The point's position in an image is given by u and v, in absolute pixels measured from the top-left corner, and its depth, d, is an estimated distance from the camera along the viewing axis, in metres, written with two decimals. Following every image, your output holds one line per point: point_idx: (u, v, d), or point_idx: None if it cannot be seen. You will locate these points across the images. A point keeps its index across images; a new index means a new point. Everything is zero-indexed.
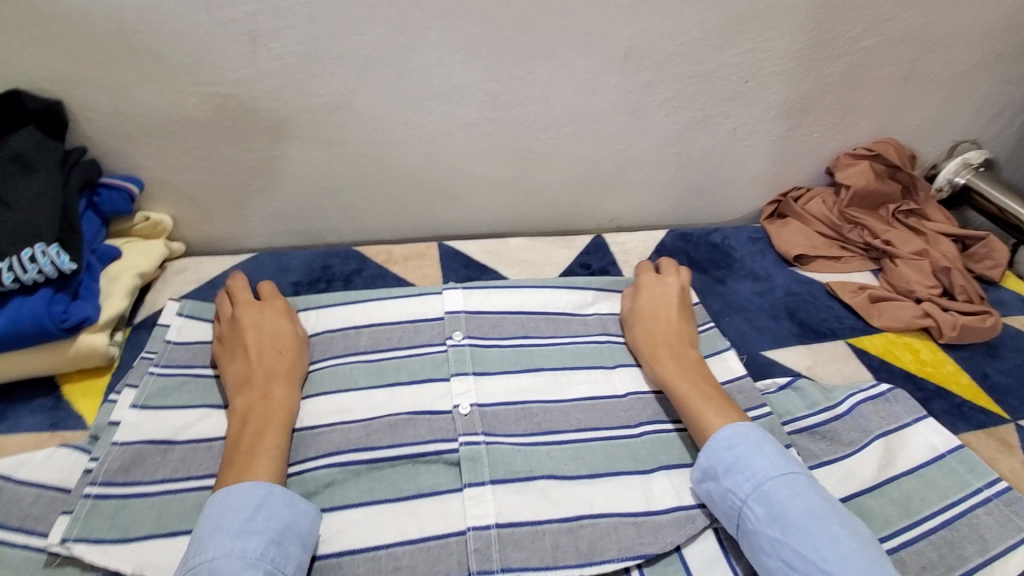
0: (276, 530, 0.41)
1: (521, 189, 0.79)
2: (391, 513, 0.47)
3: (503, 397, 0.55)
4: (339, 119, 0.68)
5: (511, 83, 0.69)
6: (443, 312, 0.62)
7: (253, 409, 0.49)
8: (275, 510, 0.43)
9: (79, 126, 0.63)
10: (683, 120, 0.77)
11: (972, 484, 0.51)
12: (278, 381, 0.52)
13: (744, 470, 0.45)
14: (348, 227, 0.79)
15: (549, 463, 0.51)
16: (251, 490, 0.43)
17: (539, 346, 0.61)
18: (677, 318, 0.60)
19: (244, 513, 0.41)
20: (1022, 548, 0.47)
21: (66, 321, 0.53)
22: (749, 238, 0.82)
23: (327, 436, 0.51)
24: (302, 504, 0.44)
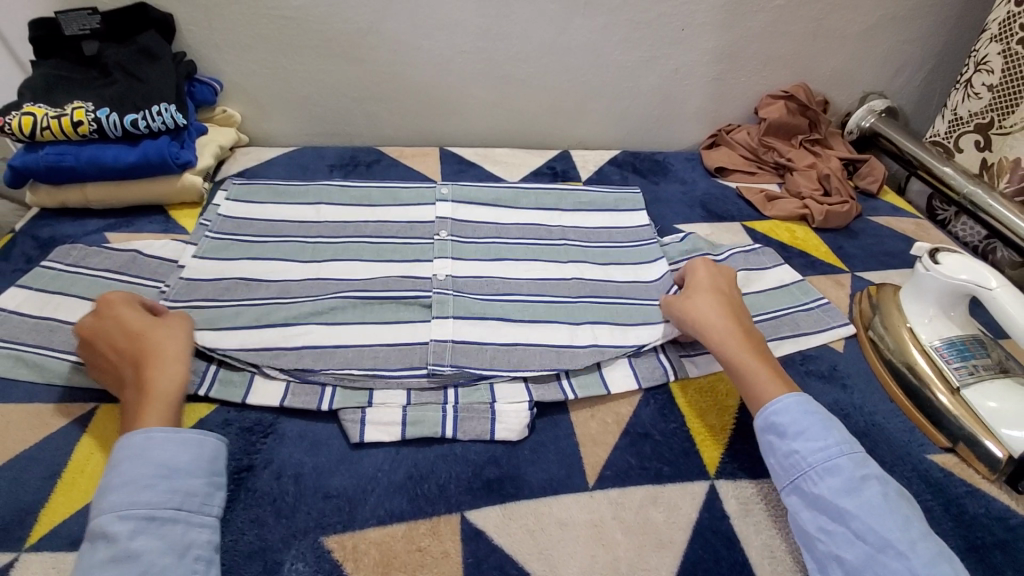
0: (168, 472, 0.43)
1: (506, 110, 1.02)
2: (373, 330, 0.62)
3: (472, 272, 0.72)
4: (368, 42, 0.91)
5: (497, 19, 0.91)
6: (436, 216, 0.80)
7: (138, 399, 0.48)
8: (166, 447, 0.45)
9: (181, 36, 0.87)
10: (634, 59, 0.98)
11: (802, 299, 0.72)
12: (153, 367, 0.50)
13: (818, 440, 0.48)
14: (371, 133, 1.02)
15: (501, 310, 0.65)
16: (134, 444, 0.44)
17: (508, 244, 0.77)
18: (737, 305, 0.61)
19: (133, 465, 0.43)
20: (826, 333, 0.68)
21: (178, 160, 0.78)
22: (685, 159, 1.04)
23: (351, 265, 0.72)
24: (186, 435, 0.46)
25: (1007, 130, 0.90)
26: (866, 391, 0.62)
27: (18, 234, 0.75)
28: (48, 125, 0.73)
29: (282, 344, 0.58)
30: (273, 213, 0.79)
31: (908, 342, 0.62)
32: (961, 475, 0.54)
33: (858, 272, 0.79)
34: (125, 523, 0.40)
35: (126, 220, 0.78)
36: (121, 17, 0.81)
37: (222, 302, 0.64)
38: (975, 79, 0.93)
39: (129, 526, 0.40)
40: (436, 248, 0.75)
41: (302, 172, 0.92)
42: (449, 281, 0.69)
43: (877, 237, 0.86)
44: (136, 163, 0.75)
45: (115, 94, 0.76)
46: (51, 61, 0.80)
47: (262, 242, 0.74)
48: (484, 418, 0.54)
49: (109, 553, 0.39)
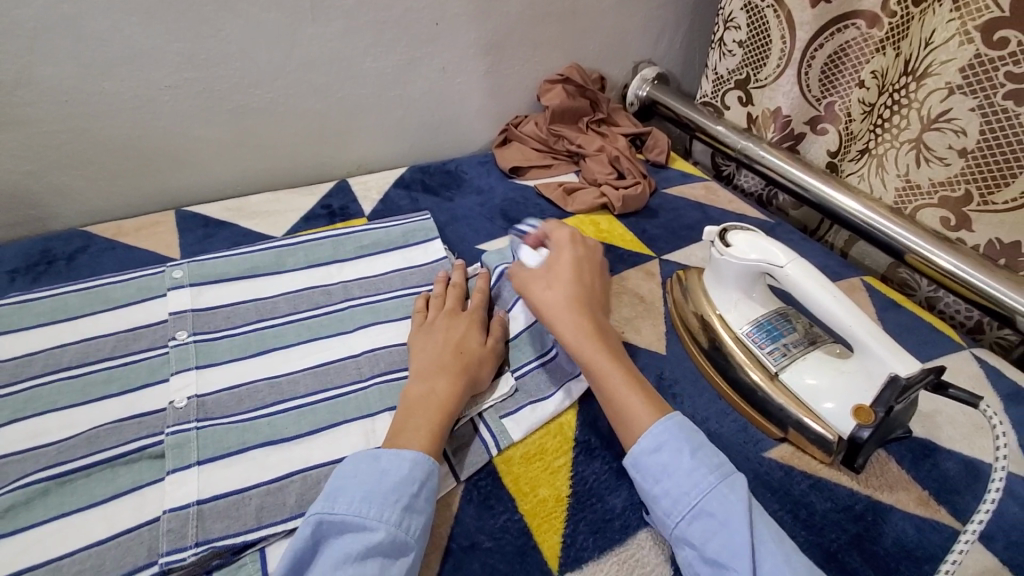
0: (424, 512, 0.43)
1: (255, 148, 0.83)
2: (80, 521, 0.45)
3: (225, 381, 0.55)
4: (19, 96, 0.67)
5: (202, 42, 0.72)
6: (168, 313, 0.61)
7: (423, 401, 0.49)
8: (429, 489, 0.45)
9: None
10: (392, 64, 0.85)
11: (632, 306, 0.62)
12: (443, 373, 0.52)
13: (706, 457, 0.46)
14: (74, 210, 0.77)
15: (268, 430, 0.51)
16: (411, 463, 0.45)
17: (275, 326, 0.61)
18: (592, 295, 0.58)
19: (404, 483, 0.44)
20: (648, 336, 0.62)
21: None
22: (479, 164, 0.95)
23: (41, 421, 0.52)
24: (381, 462, 0.45)
25: (761, 83, 0.92)
26: (695, 395, 0.58)
27: None
28: None
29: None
30: None
31: (722, 331, 0.58)
32: (799, 466, 0.52)
33: (666, 255, 0.76)
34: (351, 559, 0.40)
35: None
36: None
37: None
38: (726, 37, 0.94)
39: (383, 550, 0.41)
40: (172, 360, 0.56)
41: None
42: (191, 406, 0.52)
43: (676, 211, 0.85)
44: None
45: None
46: None
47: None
48: None
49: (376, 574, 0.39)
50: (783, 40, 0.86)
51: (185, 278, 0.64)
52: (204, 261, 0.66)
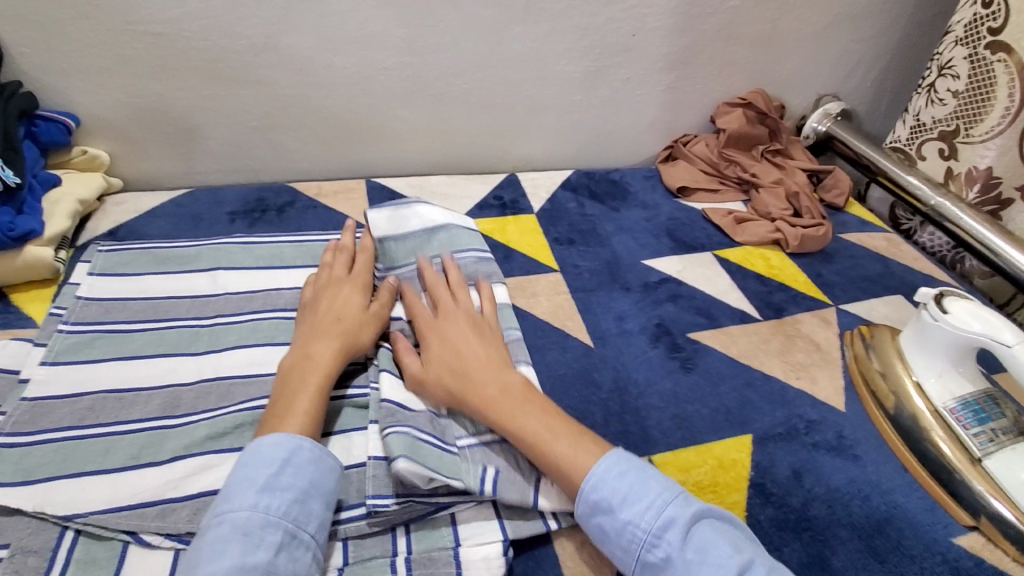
0: (300, 487, 0.43)
1: (441, 132, 0.88)
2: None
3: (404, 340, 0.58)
4: (265, 60, 0.74)
5: (424, 29, 0.77)
6: None
7: (296, 367, 0.50)
8: (302, 465, 0.44)
9: (16, 61, 0.67)
10: (581, 69, 0.87)
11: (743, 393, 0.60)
12: (321, 340, 0.52)
13: (642, 500, 0.43)
14: (280, 167, 0.85)
15: None
16: (280, 444, 0.44)
17: None
18: (493, 327, 0.56)
19: (268, 468, 0.42)
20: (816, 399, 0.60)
21: (14, 232, 0.59)
22: (643, 176, 0.94)
23: (262, 354, 0.58)
24: (270, 449, 0.43)
25: (970, 139, 0.85)
26: (878, 461, 0.55)
27: None
28: None
29: (170, 500, 0.45)
30: (153, 295, 0.62)
31: (916, 400, 0.56)
32: (996, 563, 0.48)
33: (843, 305, 0.72)
34: (273, 532, 0.40)
35: None
36: None
37: (80, 432, 0.49)
38: (939, 83, 0.88)
39: (280, 536, 0.40)
40: None
41: (195, 224, 0.74)
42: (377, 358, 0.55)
43: (854, 259, 0.80)
44: None
45: None
46: None
47: (136, 331, 0.58)
48: (447, 572, 0.43)
49: (251, 557, 0.38)
50: (1011, 98, 0.78)
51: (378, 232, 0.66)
52: (387, 211, 0.68)
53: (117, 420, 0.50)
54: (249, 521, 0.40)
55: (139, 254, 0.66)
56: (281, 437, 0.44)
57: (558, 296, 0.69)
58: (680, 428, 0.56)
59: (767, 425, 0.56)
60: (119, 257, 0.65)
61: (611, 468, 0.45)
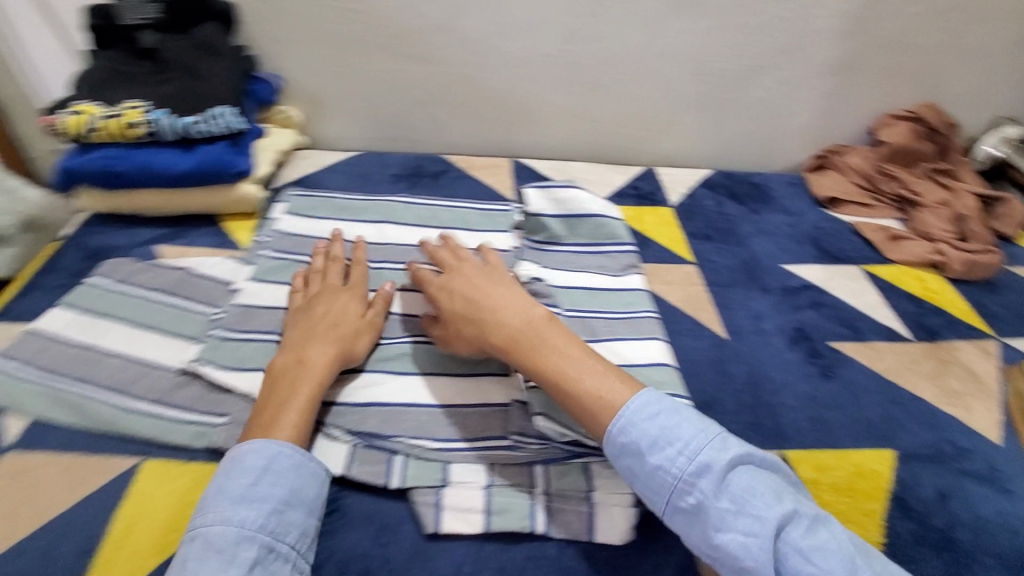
0: (278, 497, 0.42)
1: (587, 120, 0.91)
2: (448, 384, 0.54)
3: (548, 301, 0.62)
4: (442, 41, 0.82)
5: (590, 20, 0.80)
6: (511, 246, 0.72)
7: (297, 373, 0.49)
8: (283, 472, 0.43)
9: (245, 29, 0.79)
10: (737, 69, 0.86)
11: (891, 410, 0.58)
12: (315, 343, 0.51)
13: (674, 442, 0.42)
14: (437, 140, 0.93)
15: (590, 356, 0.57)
16: (257, 452, 0.43)
17: (588, 274, 0.67)
18: (503, 272, 0.55)
19: (245, 478, 0.42)
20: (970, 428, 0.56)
21: (235, 169, 0.69)
22: (788, 183, 0.91)
23: None
24: (274, 467, 0.43)
25: None
26: None
27: (67, 242, 0.68)
28: (100, 125, 0.66)
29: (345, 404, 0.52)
30: (330, 237, 0.70)
31: None
32: None
33: (1010, 339, 0.67)
34: (249, 548, 0.39)
35: (175, 230, 0.71)
36: (178, 6, 0.74)
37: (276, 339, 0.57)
38: None
39: (254, 552, 0.39)
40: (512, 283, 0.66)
41: (364, 182, 0.84)
42: None
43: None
44: (190, 170, 0.67)
45: (172, 93, 0.70)
46: (108, 53, 0.75)
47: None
48: (581, 513, 0.47)
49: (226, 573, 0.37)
50: None
51: (534, 211, 0.73)
52: (553, 189, 0.74)
53: None
54: (215, 533, 0.39)
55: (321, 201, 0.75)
56: (265, 445, 0.44)
57: (693, 287, 0.70)
58: (816, 430, 0.55)
59: (913, 445, 0.54)
60: (307, 202, 0.74)
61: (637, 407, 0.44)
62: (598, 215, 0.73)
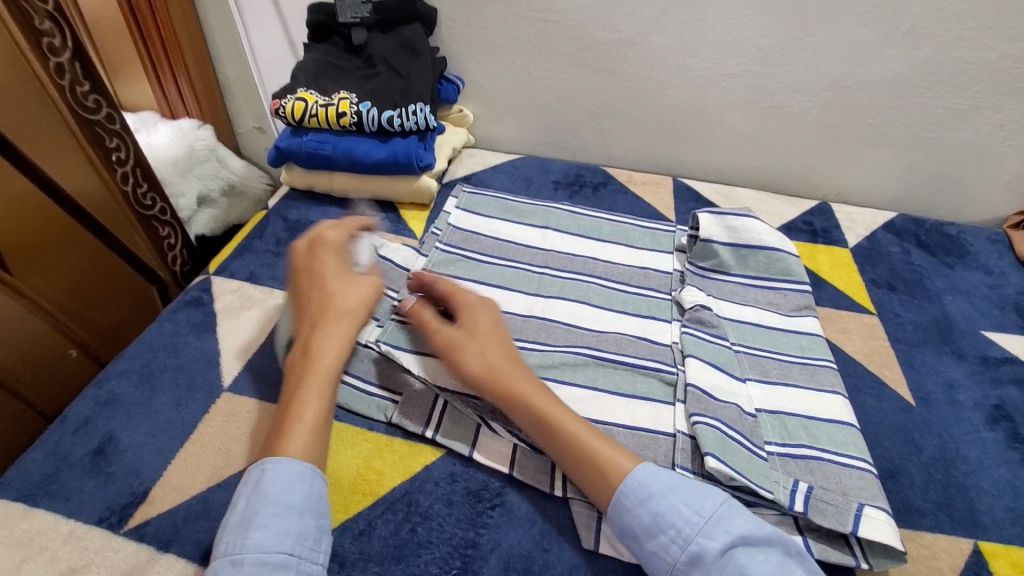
0: (275, 513, 0.41)
1: (759, 146, 0.87)
2: (611, 401, 0.55)
3: (712, 332, 0.60)
4: (625, 54, 0.82)
5: (787, 43, 0.76)
6: (674, 268, 0.71)
7: (301, 363, 0.50)
8: (258, 478, 0.43)
9: (440, 31, 0.84)
10: (949, 106, 0.78)
11: None
12: (325, 333, 0.51)
13: (680, 527, 0.41)
14: (598, 150, 0.94)
15: (759, 398, 0.55)
16: (276, 480, 0.42)
17: (757, 309, 0.64)
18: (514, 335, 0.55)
19: (245, 505, 0.42)
20: None
21: (421, 162, 0.74)
22: (989, 238, 0.80)
23: (579, 308, 0.64)
24: (281, 496, 0.42)
25: None
26: None
27: (270, 211, 0.77)
28: (316, 113, 0.74)
29: None
30: (494, 236, 0.73)
31: None
32: None
33: None
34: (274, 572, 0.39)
35: (358, 212, 0.77)
36: (389, 9, 0.81)
37: None
38: None
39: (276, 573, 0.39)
40: (674, 308, 0.65)
41: (526, 185, 0.86)
42: (684, 343, 0.59)
43: None
44: (382, 159, 0.73)
45: (376, 87, 0.76)
46: (323, 46, 0.83)
47: (488, 263, 0.69)
48: None
49: None
50: None
51: (706, 235, 0.68)
52: (727, 216, 0.69)
53: None
54: (236, 560, 0.39)
55: (487, 198, 0.78)
56: (283, 458, 0.44)
57: (874, 340, 0.64)
58: (1021, 526, 0.49)
59: None
60: (477, 200, 0.77)
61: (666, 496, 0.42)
62: (776, 247, 0.68)
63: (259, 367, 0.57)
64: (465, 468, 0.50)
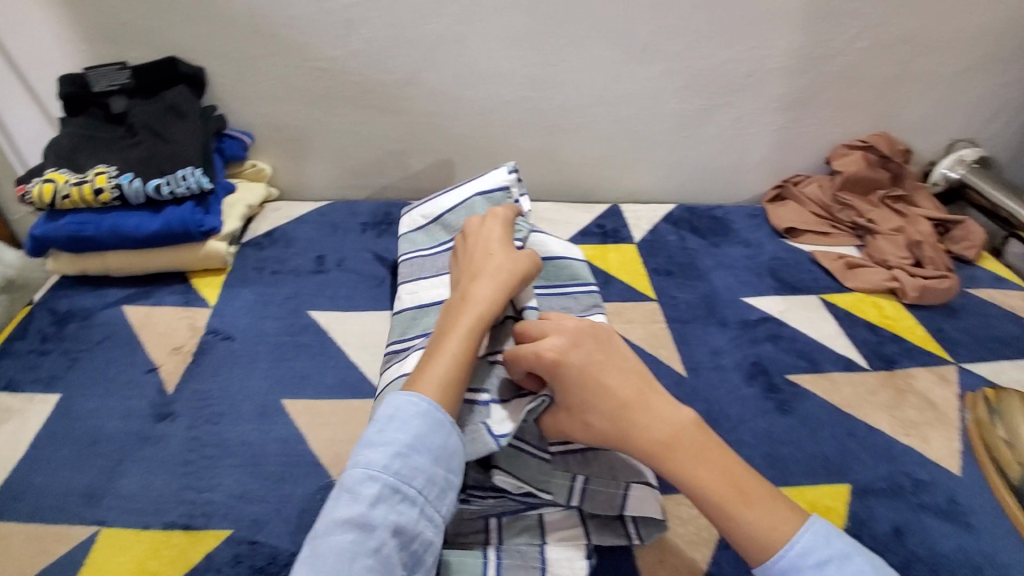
0: (402, 441, 0.44)
1: (550, 162, 0.94)
2: None
3: None
4: (407, 93, 0.85)
5: (547, 68, 0.84)
6: None
7: (455, 305, 0.52)
8: (408, 420, 0.45)
9: (213, 89, 0.82)
10: (694, 107, 0.89)
11: (848, 446, 0.58)
12: (478, 283, 0.53)
13: None
14: (407, 186, 0.95)
15: None
16: (413, 406, 0.46)
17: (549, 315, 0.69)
18: (614, 345, 0.51)
19: (377, 426, 0.45)
20: (925, 466, 0.57)
21: (202, 227, 0.71)
22: (749, 214, 0.93)
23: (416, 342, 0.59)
24: (438, 423, 0.45)
25: None
26: (997, 534, 0.52)
27: (35, 306, 0.70)
28: (70, 193, 0.69)
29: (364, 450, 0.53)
30: (292, 293, 0.73)
31: None
32: None
33: (964, 364, 0.68)
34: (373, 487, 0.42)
35: (142, 289, 0.72)
36: (150, 72, 0.78)
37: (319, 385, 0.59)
38: None
39: (376, 490, 0.42)
40: None
41: (333, 232, 0.84)
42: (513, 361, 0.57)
43: (982, 317, 0.75)
44: (156, 232, 0.70)
45: (139, 157, 0.72)
46: (81, 119, 0.78)
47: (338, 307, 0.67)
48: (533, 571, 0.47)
49: (386, 530, 0.41)
50: None
51: None
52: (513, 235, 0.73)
53: (272, 392, 0.60)
54: (393, 484, 0.42)
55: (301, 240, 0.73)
56: (416, 395, 0.46)
57: (653, 324, 0.71)
58: (773, 467, 0.56)
59: (868, 478, 0.55)
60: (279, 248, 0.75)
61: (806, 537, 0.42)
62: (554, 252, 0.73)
63: (14, 490, 0.51)
64: (251, 548, 0.48)
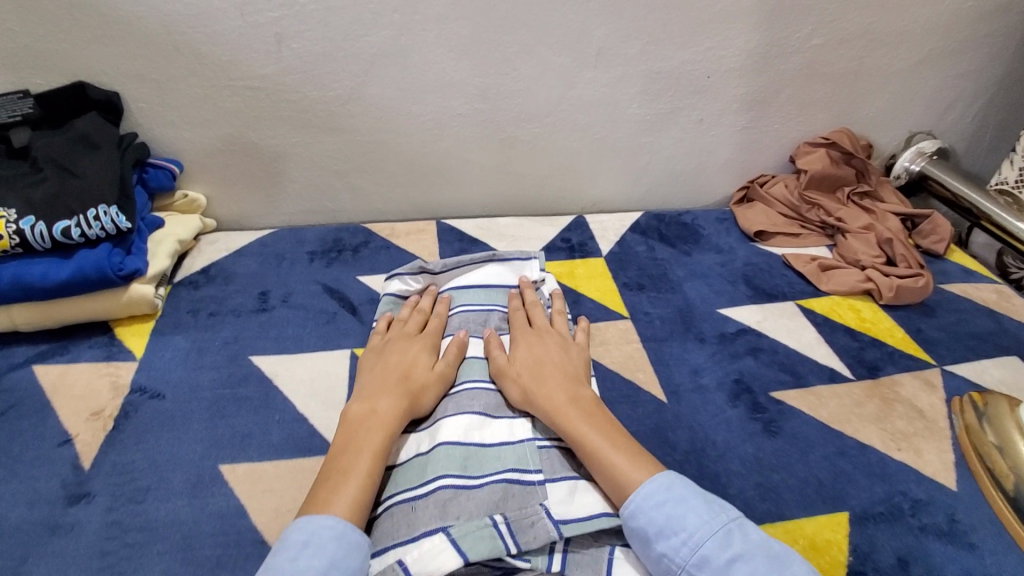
0: (321, 567, 0.39)
1: (509, 175, 0.89)
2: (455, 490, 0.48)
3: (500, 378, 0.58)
4: (349, 109, 0.78)
5: (498, 77, 0.79)
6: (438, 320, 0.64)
7: (360, 421, 0.50)
8: (324, 542, 0.41)
9: (131, 115, 0.74)
10: (654, 111, 0.86)
11: (841, 467, 0.55)
12: (384, 396, 0.52)
13: (681, 529, 0.42)
14: (357, 207, 0.89)
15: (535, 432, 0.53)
16: (322, 526, 0.42)
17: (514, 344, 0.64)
18: (568, 345, 0.59)
19: (289, 554, 0.40)
20: (920, 482, 0.54)
21: (123, 270, 0.64)
22: (718, 219, 0.90)
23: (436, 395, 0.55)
24: (348, 536, 0.41)
25: None
26: (999, 553, 0.49)
27: None
28: None
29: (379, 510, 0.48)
30: (233, 337, 0.66)
31: None
32: None
33: (947, 365, 0.66)
34: None
35: (57, 344, 0.64)
36: (55, 100, 0.70)
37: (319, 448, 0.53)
38: None
39: None
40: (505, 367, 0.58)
41: (278, 263, 0.77)
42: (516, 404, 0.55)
43: (959, 314, 0.74)
44: (67, 279, 0.62)
45: (42, 196, 0.63)
46: None
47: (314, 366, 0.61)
48: None
49: None
50: None
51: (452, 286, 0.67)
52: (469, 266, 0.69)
53: (208, 458, 0.53)
54: None
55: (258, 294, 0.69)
56: (326, 515, 0.42)
57: (629, 345, 0.67)
58: (766, 498, 0.52)
59: (864, 502, 0.52)
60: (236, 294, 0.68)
61: (659, 480, 0.45)
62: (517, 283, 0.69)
63: None
64: None
